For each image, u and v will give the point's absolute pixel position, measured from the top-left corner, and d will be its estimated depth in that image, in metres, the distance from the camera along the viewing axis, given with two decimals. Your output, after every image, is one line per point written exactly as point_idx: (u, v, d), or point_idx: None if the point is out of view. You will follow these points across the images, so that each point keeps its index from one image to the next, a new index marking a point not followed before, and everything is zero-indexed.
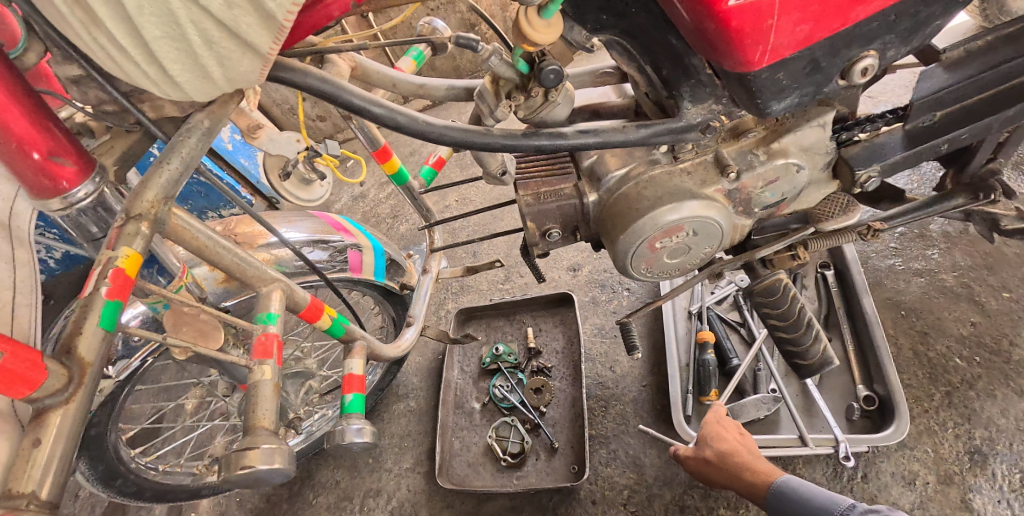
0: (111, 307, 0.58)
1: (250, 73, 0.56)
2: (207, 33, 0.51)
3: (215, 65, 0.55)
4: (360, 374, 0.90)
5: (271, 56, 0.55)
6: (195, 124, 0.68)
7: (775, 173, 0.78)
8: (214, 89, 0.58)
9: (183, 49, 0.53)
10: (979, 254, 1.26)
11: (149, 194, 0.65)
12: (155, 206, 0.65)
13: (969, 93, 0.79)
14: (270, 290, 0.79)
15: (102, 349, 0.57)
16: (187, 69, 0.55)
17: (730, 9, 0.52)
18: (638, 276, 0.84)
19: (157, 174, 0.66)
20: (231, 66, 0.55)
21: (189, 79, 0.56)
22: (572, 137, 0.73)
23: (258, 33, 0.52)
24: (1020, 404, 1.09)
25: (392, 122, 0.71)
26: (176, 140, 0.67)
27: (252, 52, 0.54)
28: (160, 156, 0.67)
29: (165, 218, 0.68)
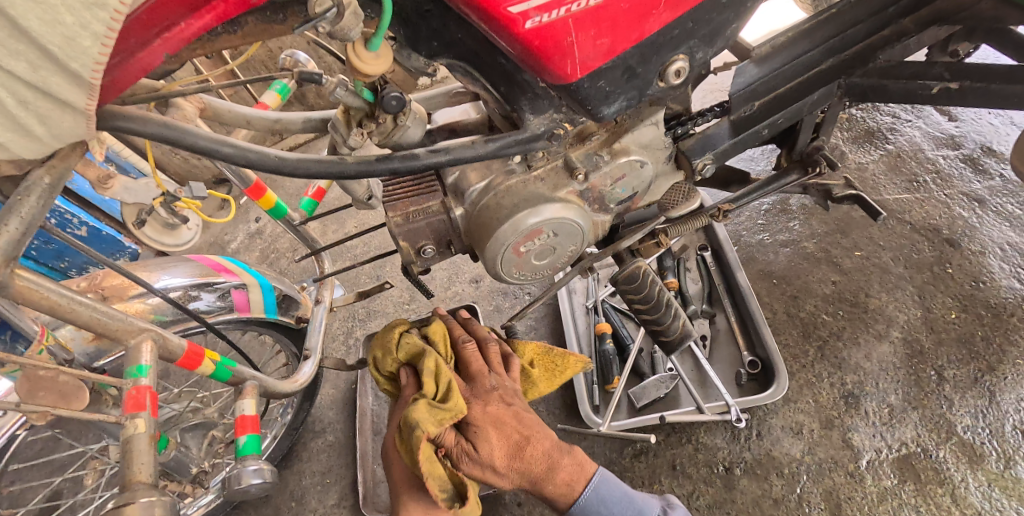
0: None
1: (77, 129, 0.54)
2: (20, 94, 0.49)
3: (37, 124, 0.52)
4: (254, 414, 0.89)
5: (91, 111, 0.52)
6: (34, 182, 0.65)
7: (621, 170, 0.84)
8: (44, 147, 0.55)
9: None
10: (832, 220, 1.37)
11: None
12: None
13: (777, 83, 0.88)
14: (140, 341, 0.75)
15: None
16: (8, 131, 0.52)
17: (529, 31, 0.58)
18: (513, 280, 0.89)
19: None
20: (55, 124, 0.52)
21: (12, 140, 0.53)
22: (425, 157, 0.75)
23: (73, 90, 0.49)
24: (880, 347, 1.20)
25: (244, 160, 0.70)
26: (14, 200, 0.64)
27: (73, 109, 0.51)
28: None
29: (7, 281, 0.63)
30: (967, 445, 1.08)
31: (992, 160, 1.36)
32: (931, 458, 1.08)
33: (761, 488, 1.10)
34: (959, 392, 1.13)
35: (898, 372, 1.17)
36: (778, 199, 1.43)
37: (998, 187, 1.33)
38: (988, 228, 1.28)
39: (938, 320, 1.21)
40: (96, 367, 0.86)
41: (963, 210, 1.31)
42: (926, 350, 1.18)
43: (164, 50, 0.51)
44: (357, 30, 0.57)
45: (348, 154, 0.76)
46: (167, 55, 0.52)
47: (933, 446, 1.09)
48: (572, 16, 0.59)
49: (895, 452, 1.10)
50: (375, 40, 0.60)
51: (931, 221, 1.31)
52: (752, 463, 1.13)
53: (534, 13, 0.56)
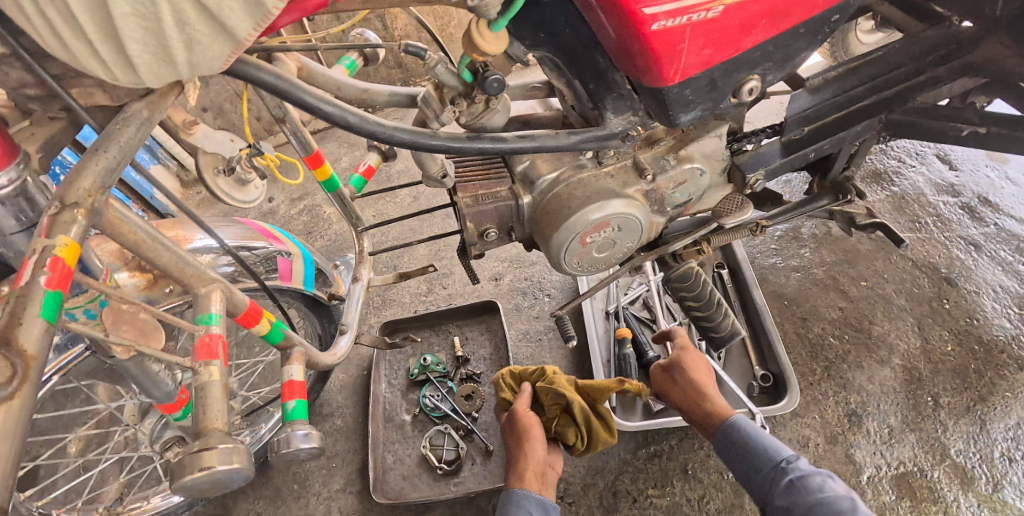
0: (53, 297, 0.53)
1: (214, 61, 0.55)
2: (183, 13, 0.50)
3: (182, 49, 0.53)
4: (301, 380, 0.89)
5: (246, 43, 0.54)
6: (133, 114, 0.64)
7: (683, 176, 0.89)
8: (170, 74, 0.56)
9: (151, 28, 0.51)
10: (841, 250, 1.45)
11: (85, 181, 0.59)
12: (92, 194, 0.59)
13: (827, 112, 0.94)
14: (210, 290, 0.74)
15: (46, 341, 0.51)
16: (149, 50, 0.52)
17: (652, 32, 0.62)
18: (571, 271, 0.91)
19: (93, 161, 0.60)
20: (200, 51, 0.53)
21: (147, 61, 0.54)
22: (512, 141, 0.79)
23: (240, 18, 0.51)
24: (882, 372, 1.27)
25: (344, 121, 0.72)
26: (113, 129, 0.63)
27: (228, 37, 0.53)
28: (95, 144, 0.61)
29: (102, 209, 0.61)
30: (960, 467, 1.16)
31: (988, 209, 1.48)
32: (926, 477, 1.15)
33: None
34: (953, 418, 1.21)
35: (898, 395, 1.25)
36: (791, 227, 1.51)
37: (993, 234, 1.44)
38: (982, 270, 1.39)
39: (935, 351, 1.29)
40: None
41: (960, 252, 1.42)
42: (924, 378, 1.26)
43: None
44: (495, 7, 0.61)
45: (438, 129, 0.79)
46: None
47: (928, 466, 1.16)
48: (691, 24, 0.63)
49: (893, 470, 1.17)
50: (500, 21, 0.63)
51: (932, 259, 1.41)
52: None
53: (663, 17, 0.61)
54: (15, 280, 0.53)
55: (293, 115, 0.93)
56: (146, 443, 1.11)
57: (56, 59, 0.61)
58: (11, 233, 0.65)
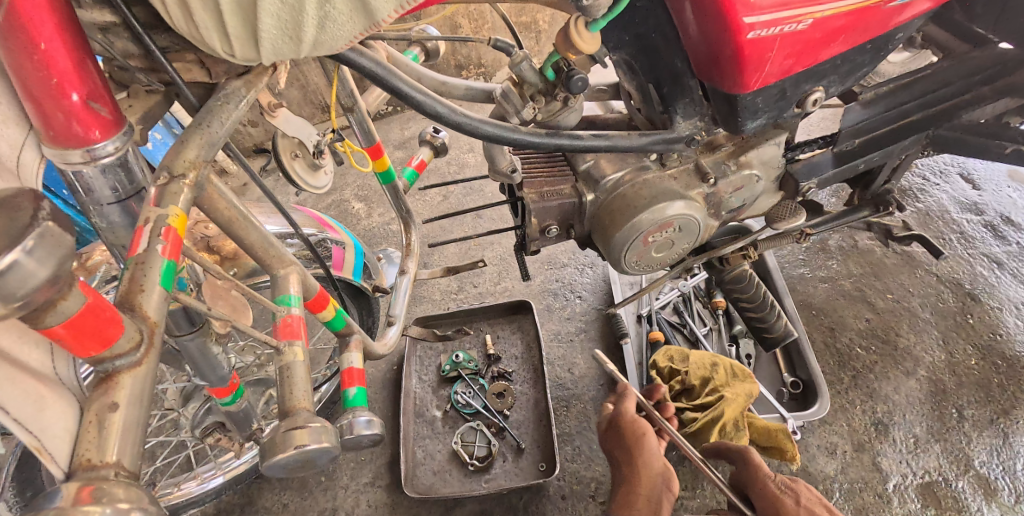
0: (170, 266, 0.53)
1: (338, 40, 0.56)
2: None
3: (313, 27, 0.54)
4: (360, 367, 0.90)
5: (382, 23, 0.56)
6: (233, 91, 0.64)
7: (741, 181, 0.92)
8: (290, 51, 0.57)
9: (289, 3, 0.51)
10: (867, 263, 1.49)
11: (190, 153, 0.59)
12: (196, 167, 0.59)
13: (877, 126, 0.96)
14: (288, 272, 0.74)
15: (164, 309, 0.52)
16: (279, 26, 0.53)
17: (746, 41, 0.65)
18: (629, 269, 0.93)
19: (197, 136, 0.60)
20: (330, 30, 0.55)
21: (272, 37, 0.54)
22: (587, 140, 0.82)
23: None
24: (908, 383, 1.31)
25: (432, 111, 0.74)
26: (214, 104, 0.62)
27: (365, 17, 0.55)
28: (196, 119, 0.61)
29: (203, 184, 0.62)
30: (984, 478, 1.19)
31: (1010, 228, 1.53)
32: (951, 487, 1.18)
33: None
34: (978, 430, 1.24)
35: (923, 406, 1.28)
36: (817, 239, 1.54)
37: (1016, 252, 1.48)
38: (1004, 287, 1.43)
39: (960, 364, 1.33)
40: None
41: (983, 268, 1.46)
42: (948, 390, 1.30)
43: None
44: (603, 9, 0.64)
45: (517, 124, 0.81)
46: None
47: (953, 476, 1.19)
48: (781, 35, 0.67)
49: (919, 478, 1.19)
50: (600, 21, 0.67)
51: (955, 275, 1.46)
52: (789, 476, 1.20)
53: (759, 26, 0.65)
54: (129, 249, 0.52)
55: (360, 105, 0.95)
56: (188, 428, 1.13)
57: (165, 32, 0.62)
58: (107, 204, 0.61)
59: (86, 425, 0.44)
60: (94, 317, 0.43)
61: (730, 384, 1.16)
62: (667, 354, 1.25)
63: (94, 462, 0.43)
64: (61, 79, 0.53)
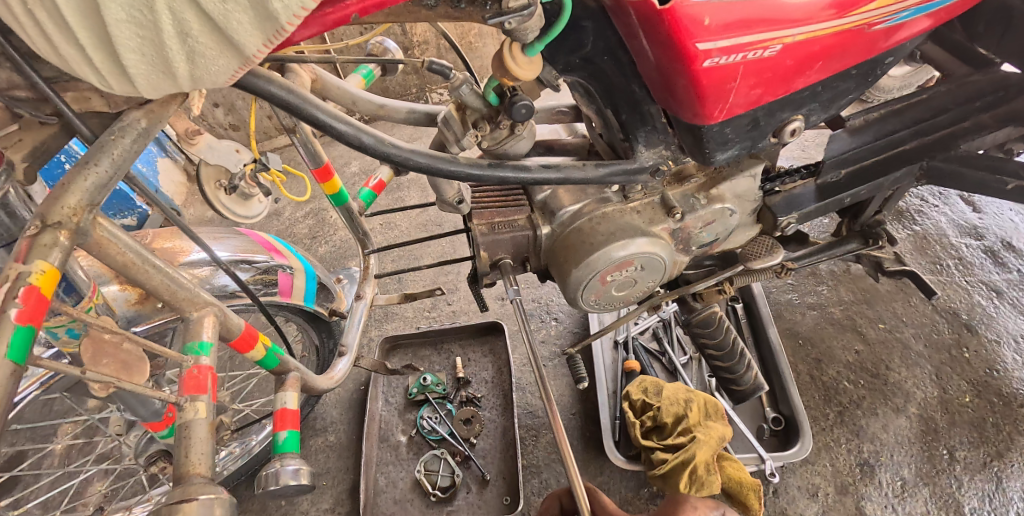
0: (23, 334, 0.48)
1: (218, 75, 0.52)
2: (186, 24, 0.47)
3: (182, 61, 0.50)
4: (295, 408, 0.83)
5: (254, 59, 0.51)
6: (130, 123, 0.57)
7: (712, 216, 0.84)
8: (170, 85, 0.53)
9: (149, 37, 0.47)
10: (860, 289, 1.41)
11: (71, 198, 0.53)
12: (77, 213, 0.54)
13: (864, 156, 0.88)
14: (203, 315, 0.68)
15: (9, 384, 0.47)
16: (146, 60, 0.49)
17: (702, 70, 0.56)
18: (588, 308, 0.86)
19: (81, 177, 0.54)
20: (202, 65, 0.50)
21: (143, 72, 0.50)
22: (535, 171, 0.74)
23: (250, 34, 0.48)
24: (898, 421, 1.23)
25: (358, 141, 0.68)
26: (106, 139, 0.56)
27: (236, 53, 0.50)
28: (84, 156, 0.55)
29: (89, 228, 0.56)
30: None
31: (1011, 254, 1.44)
32: None
33: None
34: (969, 473, 1.17)
35: (912, 446, 1.20)
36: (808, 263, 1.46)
37: (1016, 281, 1.40)
38: (1004, 319, 1.35)
39: (953, 402, 1.25)
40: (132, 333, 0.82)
41: (982, 298, 1.38)
42: (940, 429, 1.22)
43: (355, 10, 0.50)
44: (533, 33, 0.57)
45: (458, 154, 0.74)
46: (354, 16, 0.50)
47: None
48: (744, 62, 0.58)
49: None
50: (535, 46, 0.59)
51: (952, 304, 1.38)
52: None
53: (716, 53, 0.55)
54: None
55: (304, 125, 0.88)
56: (130, 456, 1.05)
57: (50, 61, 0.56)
58: None
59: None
60: None
61: (704, 424, 1.10)
62: (642, 386, 1.19)
63: None
64: None
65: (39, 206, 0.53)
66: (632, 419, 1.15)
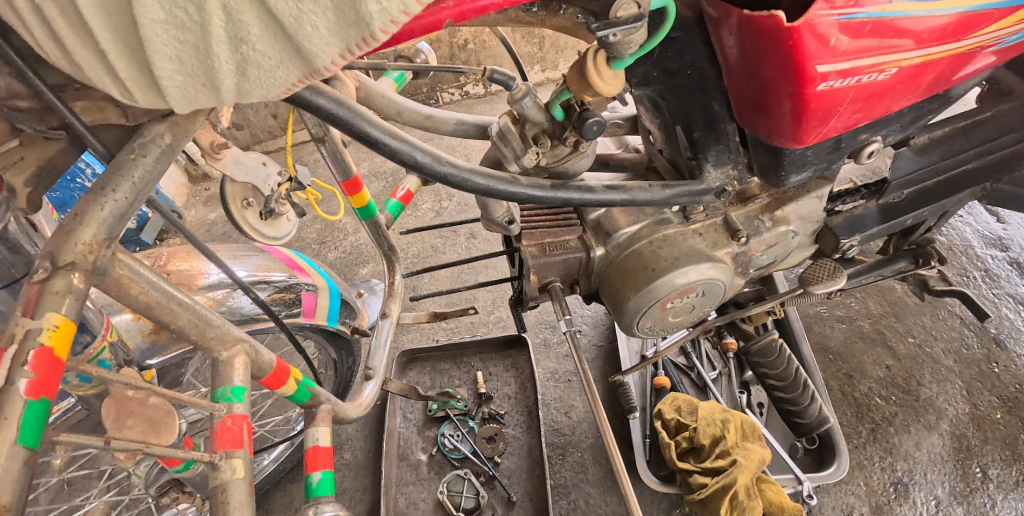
0: (36, 410, 0.38)
1: (270, 89, 0.41)
2: (243, 27, 0.37)
3: (231, 72, 0.39)
4: (327, 446, 0.76)
5: (326, 71, 0.41)
6: (152, 139, 0.47)
7: (776, 238, 0.79)
8: (209, 100, 0.42)
9: (191, 42, 0.37)
10: (887, 302, 1.40)
11: (87, 233, 0.43)
12: (94, 250, 0.43)
13: (928, 176, 0.84)
14: (233, 355, 0.59)
15: (23, 479, 0.37)
16: (184, 70, 0.39)
17: (815, 93, 0.52)
18: (641, 334, 0.81)
19: (98, 206, 0.44)
20: (256, 78, 0.40)
21: (179, 84, 0.40)
22: (600, 192, 0.69)
23: (325, 41, 0.38)
24: (931, 438, 1.21)
25: (412, 160, 0.60)
26: (126, 159, 0.46)
27: (302, 63, 0.40)
28: (99, 180, 0.45)
29: (107, 266, 0.47)
30: None
31: None
32: None
33: None
34: (1003, 492, 1.14)
35: (946, 464, 1.18)
36: None
37: None
38: None
39: (985, 418, 1.23)
40: (148, 367, 0.75)
41: (1009, 311, 1.37)
42: (973, 447, 1.20)
43: (451, 15, 0.43)
44: (633, 47, 0.52)
45: (517, 173, 0.68)
46: (449, 22, 0.44)
47: None
48: (857, 86, 0.54)
49: None
50: (626, 60, 0.54)
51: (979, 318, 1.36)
52: None
53: (833, 76, 0.51)
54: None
55: (334, 134, 0.81)
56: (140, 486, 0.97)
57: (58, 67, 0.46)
58: None
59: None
60: None
61: (742, 445, 1.07)
62: (675, 404, 1.15)
63: None
64: None
65: (48, 242, 0.43)
66: (667, 440, 1.10)
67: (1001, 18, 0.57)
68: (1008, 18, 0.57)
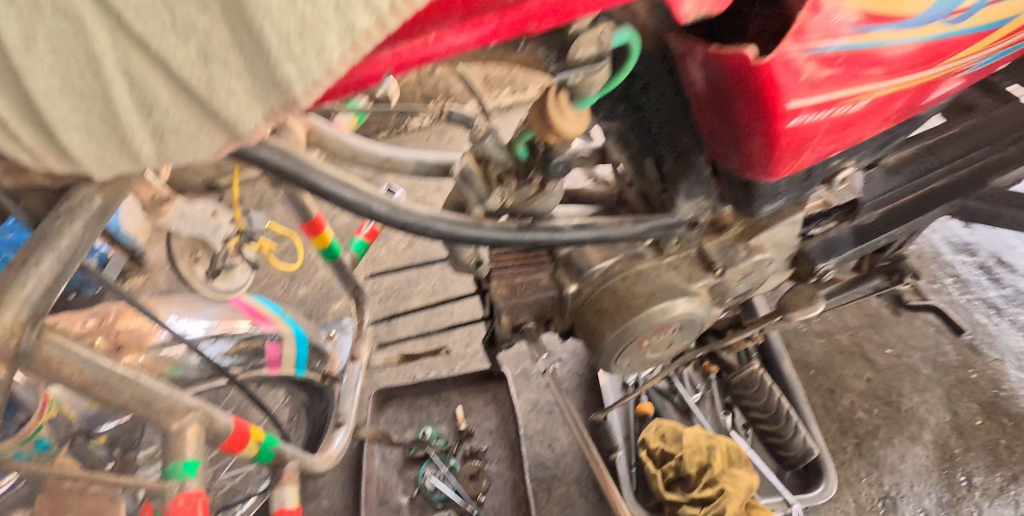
0: None
1: (196, 156, 0.37)
2: (150, 91, 0.33)
3: (146, 138, 0.35)
4: (296, 507, 0.73)
5: (253, 139, 0.36)
6: (80, 201, 0.43)
7: (752, 267, 0.78)
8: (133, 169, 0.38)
9: (96, 110, 0.33)
10: (865, 314, 1.40)
11: (5, 313, 0.39)
12: (12, 332, 0.40)
13: (899, 196, 0.84)
14: (184, 425, 0.55)
15: None
16: (94, 140, 0.35)
17: (785, 129, 0.51)
18: (620, 372, 0.79)
19: (18, 282, 0.40)
20: (175, 145, 0.36)
21: (91, 151, 0.36)
22: (569, 231, 0.67)
23: (243, 106, 0.33)
24: (915, 449, 1.20)
25: (368, 210, 0.57)
26: (51, 226, 0.42)
27: (223, 128, 0.35)
28: (23, 252, 0.42)
29: (30, 348, 0.42)
30: None
31: (1005, 269, 1.46)
32: None
33: None
34: (988, 499, 1.15)
35: (933, 475, 1.18)
36: None
37: (1012, 296, 1.42)
38: (1005, 336, 1.35)
39: (967, 426, 1.23)
40: (97, 434, 0.73)
41: (982, 315, 1.39)
42: (958, 455, 1.20)
43: (390, 65, 0.37)
44: (596, 88, 0.50)
45: (482, 217, 0.65)
46: (388, 73, 0.38)
47: None
48: (829, 119, 0.53)
49: None
50: (590, 98, 0.52)
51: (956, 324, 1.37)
52: None
53: (806, 111, 0.50)
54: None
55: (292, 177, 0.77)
56: None
57: None
58: None
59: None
60: None
61: (729, 472, 1.04)
62: (659, 432, 1.13)
63: None
64: None
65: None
66: (652, 470, 1.08)
67: (972, 43, 0.55)
68: (980, 43, 0.56)
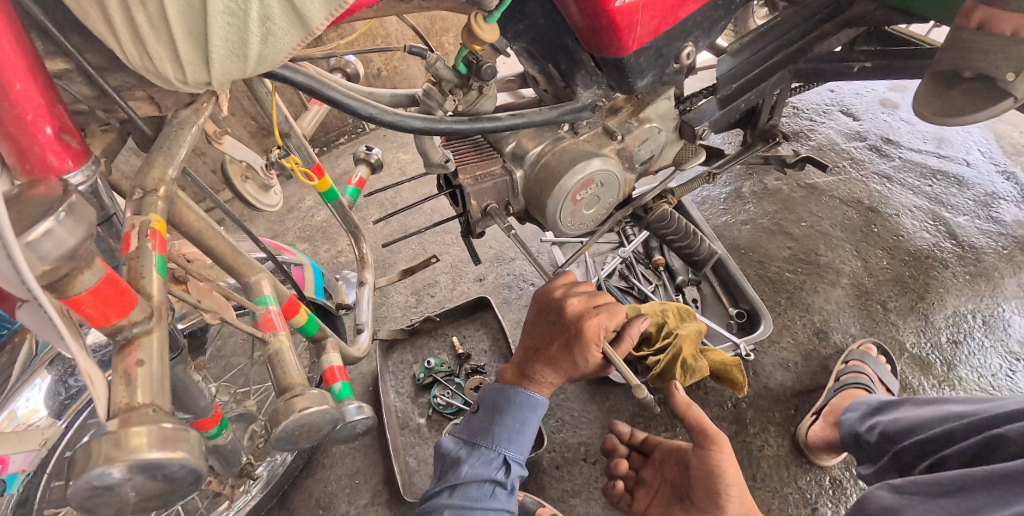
0: (163, 260, 0.57)
1: (279, 53, 0.64)
2: (269, 10, 0.59)
3: (257, 42, 0.62)
4: (339, 365, 0.95)
5: (317, 33, 0.64)
6: (185, 118, 0.67)
7: (646, 134, 1.05)
8: (238, 69, 0.64)
9: (235, 25, 0.59)
10: (779, 200, 1.68)
11: (156, 170, 0.62)
12: (164, 182, 0.63)
13: (747, 70, 1.11)
14: (260, 277, 0.77)
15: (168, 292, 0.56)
16: (228, 46, 0.61)
17: (616, 9, 0.80)
18: (567, 228, 1.05)
19: (162, 157, 0.64)
20: (271, 44, 0.63)
21: (221, 58, 0.62)
22: (507, 119, 0.93)
23: (317, 10, 0.61)
24: (835, 292, 1.46)
25: (365, 112, 0.83)
26: (171, 130, 0.66)
27: (302, 29, 0.63)
28: (158, 146, 0.65)
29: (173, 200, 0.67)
30: (918, 357, 1.35)
31: (891, 146, 1.76)
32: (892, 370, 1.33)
33: (766, 415, 1.29)
34: (902, 317, 1.41)
35: (853, 308, 1.43)
36: (733, 190, 1.73)
37: (901, 166, 1.71)
38: (896, 196, 1.64)
39: (874, 267, 1.50)
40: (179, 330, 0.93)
41: (876, 185, 1.67)
42: (871, 290, 1.46)
43: None
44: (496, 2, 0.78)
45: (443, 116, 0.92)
46: None
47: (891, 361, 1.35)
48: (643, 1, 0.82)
49: None
50: (494, 13, 0.79)
51: (855, 195, 1.66)
52: (754, 396, 1.32)
53: None
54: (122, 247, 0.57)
55: (297, 129, 1.02)
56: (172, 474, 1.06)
57: (116, 72, 0.66)
58: None
59: (117, 378, 0.48)
60: (103, 288, 0.47)
61: (682, 325, 1.29)
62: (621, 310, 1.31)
63: (133, 405, 0.47)
64: (35, 115, 0.54)
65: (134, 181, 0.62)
66: None
67: None
68: None
